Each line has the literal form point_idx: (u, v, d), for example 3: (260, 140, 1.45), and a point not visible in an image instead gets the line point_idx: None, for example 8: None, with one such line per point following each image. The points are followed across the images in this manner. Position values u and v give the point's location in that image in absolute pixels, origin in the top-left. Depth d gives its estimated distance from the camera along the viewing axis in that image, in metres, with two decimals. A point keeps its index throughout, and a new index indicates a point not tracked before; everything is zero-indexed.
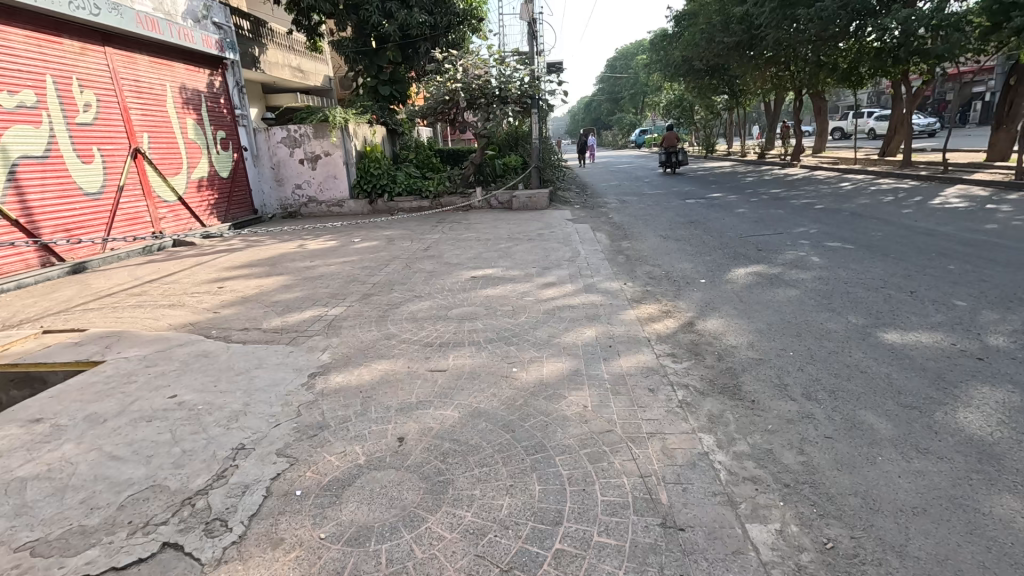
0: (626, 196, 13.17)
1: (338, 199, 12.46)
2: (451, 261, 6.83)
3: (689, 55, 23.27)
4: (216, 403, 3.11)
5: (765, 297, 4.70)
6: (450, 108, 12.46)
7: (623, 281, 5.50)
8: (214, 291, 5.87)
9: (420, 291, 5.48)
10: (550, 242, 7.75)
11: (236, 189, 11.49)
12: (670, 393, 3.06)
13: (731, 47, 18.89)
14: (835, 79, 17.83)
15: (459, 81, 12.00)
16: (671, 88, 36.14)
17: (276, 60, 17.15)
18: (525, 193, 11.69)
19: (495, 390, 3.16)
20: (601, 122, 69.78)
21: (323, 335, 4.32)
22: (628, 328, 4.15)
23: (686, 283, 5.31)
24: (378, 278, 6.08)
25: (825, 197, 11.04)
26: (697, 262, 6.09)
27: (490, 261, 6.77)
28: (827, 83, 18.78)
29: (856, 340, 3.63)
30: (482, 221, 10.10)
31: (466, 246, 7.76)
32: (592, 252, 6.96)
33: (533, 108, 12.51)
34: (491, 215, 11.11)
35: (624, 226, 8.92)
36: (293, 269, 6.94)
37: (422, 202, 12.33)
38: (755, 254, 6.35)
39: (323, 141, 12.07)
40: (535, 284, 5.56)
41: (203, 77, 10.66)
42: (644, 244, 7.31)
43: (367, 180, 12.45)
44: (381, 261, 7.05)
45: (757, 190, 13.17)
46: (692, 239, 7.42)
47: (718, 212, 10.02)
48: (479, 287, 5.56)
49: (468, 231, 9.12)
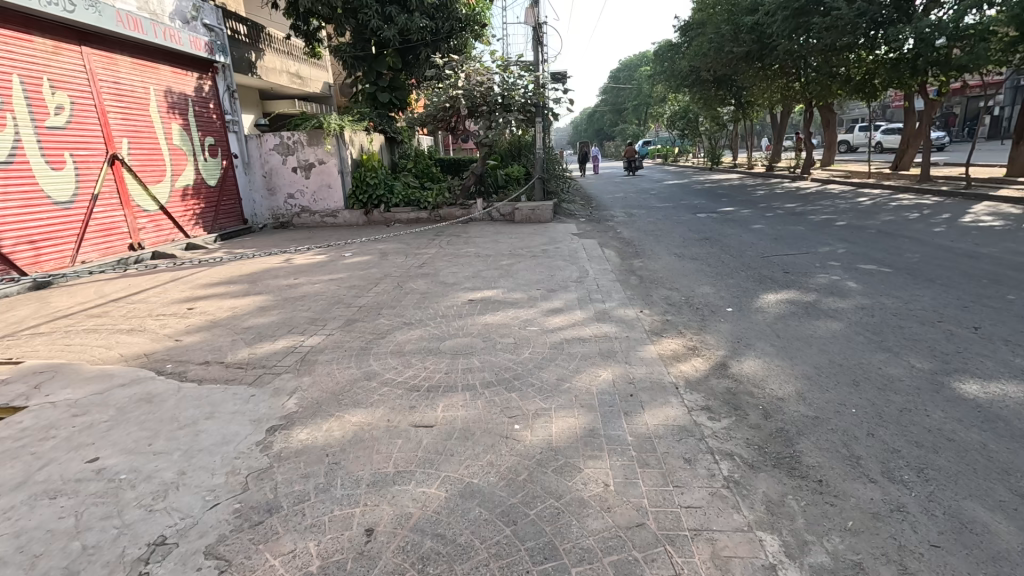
0: (634, 209, 12.60)
1: (332, 209, 11.92)
2: (447, 280, 6.25)
3: (695, 65, 22.84)
4: (145, 471, 2.50)
5: (806, 332, 4.08)
6: (451, 116, 11.94)
7: (639, 309, 4.89)
8: (182, 313, 5.27)
9: (410, 316, 4.89)
10: (555, 260, 7.16)
11: (225, 197, 10.93)
12: (711, 466, 2.44)
13: (740, 57, 18.46)
14: (848, 90, 17.35)
15: (461, 88, 11.50)
16: (676, 100, 35.82)
17: (273, 66, 16.73)
18: (528, 205, 11.14)
19: (492, 459, 2.55)
20: (604, 134, 69.55)
21: (293, 372, 3.71)
22: (649, 370, 3.53)
23: (711, 312, 4.69)
24: (365, 300, 5.49)
25: (844, 213, 10.47)
26: (719, 286, 5.50)
27: (490, 280, 6.18)
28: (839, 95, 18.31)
29: (929, 393, 3.01)
30: (482, 235, 9.53)
31: (464, 263, 7.16)
32: (601, 272, 6.36)
33: (538, 116, 12.00)
34: (492, 227, 10.54)
35: (634, 242, 8.33)
36: (275, 286, 6.36)
37: (420, 214, 11.78)
38: (783, 277, 5.75)
39: (317, 148, 11.55)
40: (539, 309, 4.95)
41: (191, 81, 10.15)
42: (658, 264, 6.71)
43: (362, 189, 11.92)
44: (371, 279, 6.46)
45: (771, 204, 12.60)
46: (711, 258, 6.82)
47: (732, 228, 9.44)
48: (477, 312, 4.96)
49: (467, 246, 8.53)
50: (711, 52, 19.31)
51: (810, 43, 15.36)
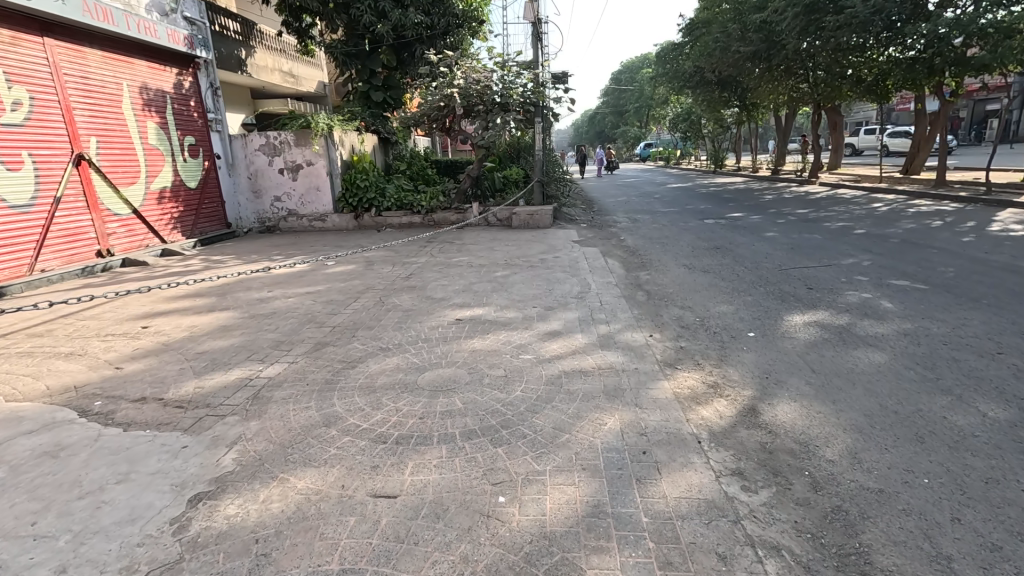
0: (637, 214, 12.03)
1: (320, 213, 11.34)
2: (435, 295, 5.67)
3: (700, 65, 22.29)
4: (15, 568, 1.92)
5: (846, 365, 3.48)
6: (447, 115, 11.40)
7: (648, 332, 4.31)
8: (133, 333, 4.69)
9: (389, 340, 4.30)
10: (554, 272, 6.58)
11: (207, 200, 10.36)
12: (753, 568, 1.86)
13: (747, 56, 17.91)
14: (860, 91, 16.77)
15: (457, 86, 10.95)
16: (679, 101, 35.32)
17: (264, 64, 16.20)
18: (526, 210, 10.56)
19: (468, 553, 1.96)
20: (604, 136, 68.98)
21: (240, 414, 3.12)
22: (665, 417, 2.93)
23: (731, 338, 4.10)
24: (340, 319, 4.91)
25: (861, 220, 9.88)
26: (737, 304, 4.91)
27: (482, 295, 5.60)
28: (849, 96, 17.74)
29: (1016, 455, 2.42)
30: (477, 242, 8.96)
31: (455, 274, 6.59)
32: (605, 287, 5.78)
33: (537, 116, 11.39)
34: (488, 234, 9.97)
35: (640, 251, 7.75)
36: (245, 300, 5.77)
37: (413, 218, 11.22)
38: (807, 294, 5.17)
39: (304, 148, 10.99)
40: (535, 333, 4.37)
41: (170, 77, 9.58)
42: (666, 277, 6.13)
43: (352, 192, 11.34)
44: (352, 292, 5.88)
45: (781, 210, 12.03)
46: (725, 271, 6.23)
47: (743, 236, 8.87)
48: (464, 335, 4.37)
49: (460, 254, 7.95)
50: (717, 52, 18.75)
51: (821, 42, 14.82)
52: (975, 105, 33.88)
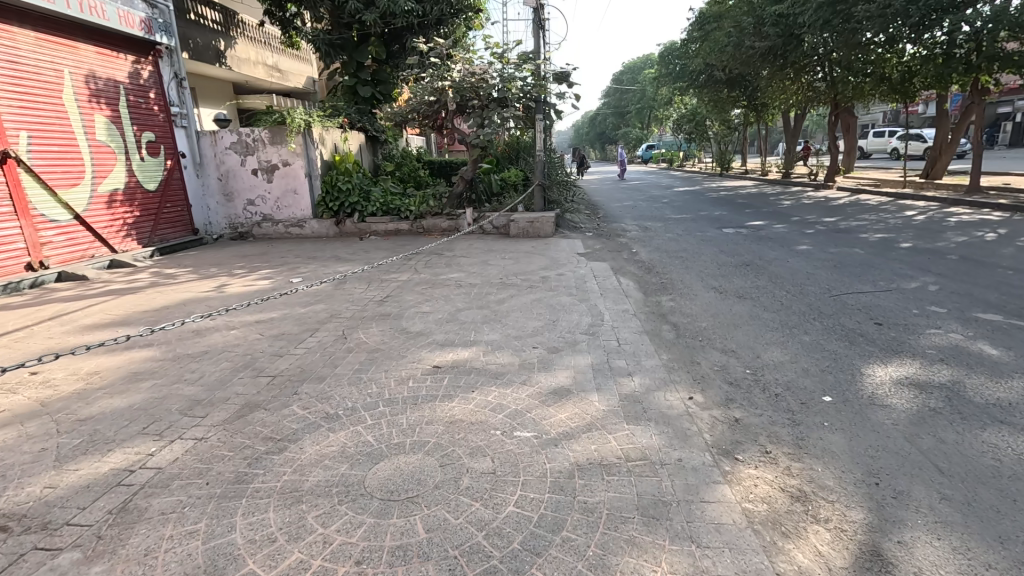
0: (647, 221, 10.96)
1: (297, 218, 10.29)
2: (412, 328, 4.58)
3: (709, 62, 21.22)
4: None
5: (986, 463, 2.40)
6: (439, 110, 10.31)
7: (686, 394, 3.23)
8: (11, 384, 3.59)
9: (340, 402, 3.22)
10: (560, 295, 5.51)
11: (169, 204, 9.29)
12: None
13: (761, 53, 16.81)
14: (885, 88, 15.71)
15: (449, 78, 9.83)
16: (683, 102, 34.32)
17: (246, 56, 15.21)
18: (526, 217, 9.49)
19: None
20: (605, 137, 67.93)
21: (84, 550, 2.04)
22: (741, 571, 1.85)
23: (800, 403, 3.04)
24: (286, 364, 3.82)
25: (900, 231, 8.83)
26: (793, 348, 3.85)
27: (470, 329, 4.52)
28: (871, 95, 16.69)
29: None
30: (470, 255, 7.89)
31: (439, 298, 5.51)
32: (622, 319, 4.70)
33: (538, 113, 10.26)
34: (483, 243, 8.90)
35: (657, 268, 6.67)
36: (179, 332, 4.68)
37: (400, 224, 10.16)
38: (878, 333, 4.11)
39: (279, 147, 9.94)
40: (537, 392, 3.28)
41: (124, 65, 8.50)
42: (694, 304, 5.06)
43: (333, 195, 10.27)
44: (314, 322, 4.80)
45: (805, 218, 10.97)
46: (766, 298, 5.15)
47: (773, 249, 7.79)
48: (441, 394, 3.29)
49: (448, 270, 6.88)
50: (730, 48, 17.69)
51: (845, 36, 13.78)
52: (987, 108, 32.94)
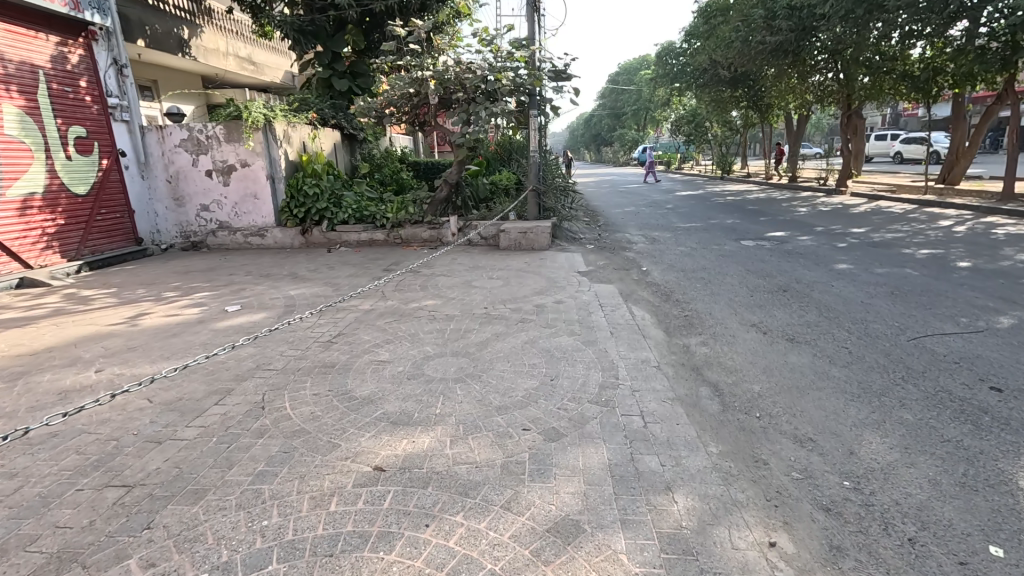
0: (654, 231, 9.78)
1: (258, 226, 9.05)
2: (359, 390, 3.36)
3: (713, 60, 20.10)
4: None
5: None
6: (419, 103, 9.09)
7: (762, 536, 2.04)
8: None
9: (210, 552, 2.00)
10: (559, 336, 4.31)
11: (104, 210, 8.05)
12: None
13: (770, 49, 15.77)
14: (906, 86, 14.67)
15: (430, 67, 8.60)
16: (682, 103, 33.39)
17: (214, 46, 13.98)
18: (518, 226, 8.30)
19: None
20: (600, 139, 66.90)
21: None
22: None
23: (958, 566, 1.85)
24: (157, 462, 2.59)
25: (947, 247, 7.70)
26: (899, 437, 2.67)
27: (437, 393, 3.30)
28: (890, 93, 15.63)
29: None
30: (452, 274, 6.67)
31: (404, 339, 4.29)
32: (642, 376, 3.51)
33: (532, 108, 9.06)
34: (468, 258, 7.70)
35: (677, 295, 5.48)
36: (41, 393, 3.43)
37: (375, 233, 8.95)
38: (1011, 408, 2.91)
39: (236, 145, 8.71)
40: (526, 531, 2.08)
41: (44, 47, 7.27)
42: (735, 352, 3.88)
43: (298, 200, 9.01)
44: (230, 379, 3.57)
45: (830, 228, 9.87)
46: (827, 343, 3.97)
47: (808, 268, 6.62)
48: (375, 535, 2.08)
49: (423, 296, 5.66)
50: (738, 43, 16.52)
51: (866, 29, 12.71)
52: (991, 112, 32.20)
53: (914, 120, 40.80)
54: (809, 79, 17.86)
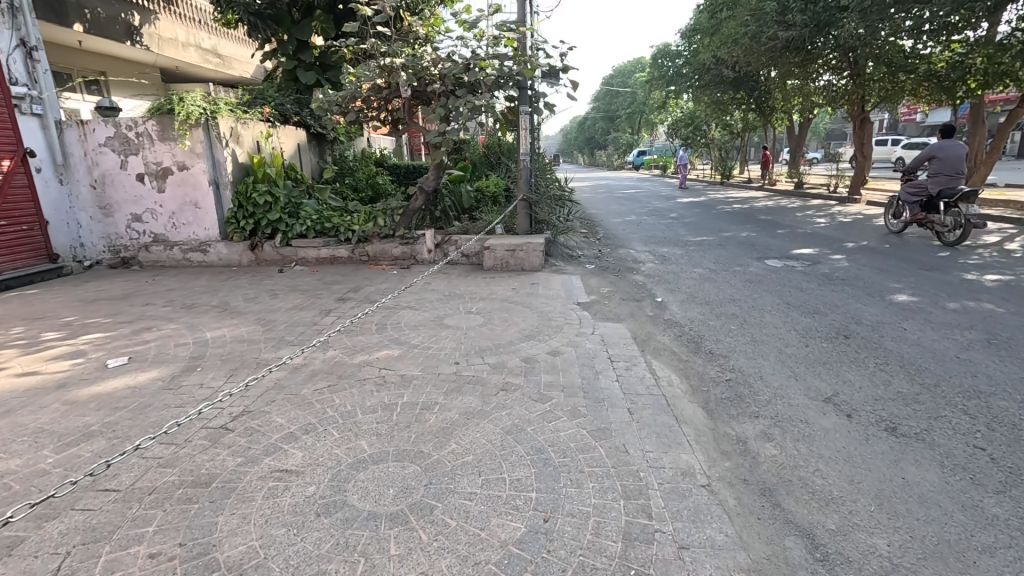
0: (663, 247, 8.56)
1: (199, 239, 7.70)
2: (228, 548, 2.04)
3: (718, 57, 18.99)
4: None
5: None
6: (390, 97, 7.75)
7: None
8: None
9: None
10: (555, 422, 3.00)
11: (4, 222, 6.67)
12: None
13: (782, 45, 14.66)
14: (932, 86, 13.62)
15: (403, 55, 7.26)
16: (679, 106, 32.36)
17: (171, 35, 12.59)
18: (506, 243, 7.02)
19: None
20: (594, 143, 65.92)
21: None
22: None
23: None
24: None
25: (1012, 269, 6.53)
26: None
27: (356, 557, 1.99)
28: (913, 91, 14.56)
29: None
30: (421, 307, 5.36)
31: (335, 424, 2.99)
32: (687, 515, 2.21)
33: (522, 104, 7.74)
34: (446, 282, 6.40)
35: (708, 344, 4.19)
36: None
37: (337, 250, 7.66)
38: None
39: (173, 145, 7.37)
40: None
41: None
42: (820, 457, 2.60)
43: (246, 210, 7.66)
44: (30, 520, 2.23)
45: (862, 244, 8.70)
46: (954, 442, 2.69)
47: (860, 300, 5.38)
48: None
49: (378, 342, 4.34)
50: (746, 39, 15.36)
51: None
52: None
53: (913, 125, 40.17)
54: (819, 81, 16.77)
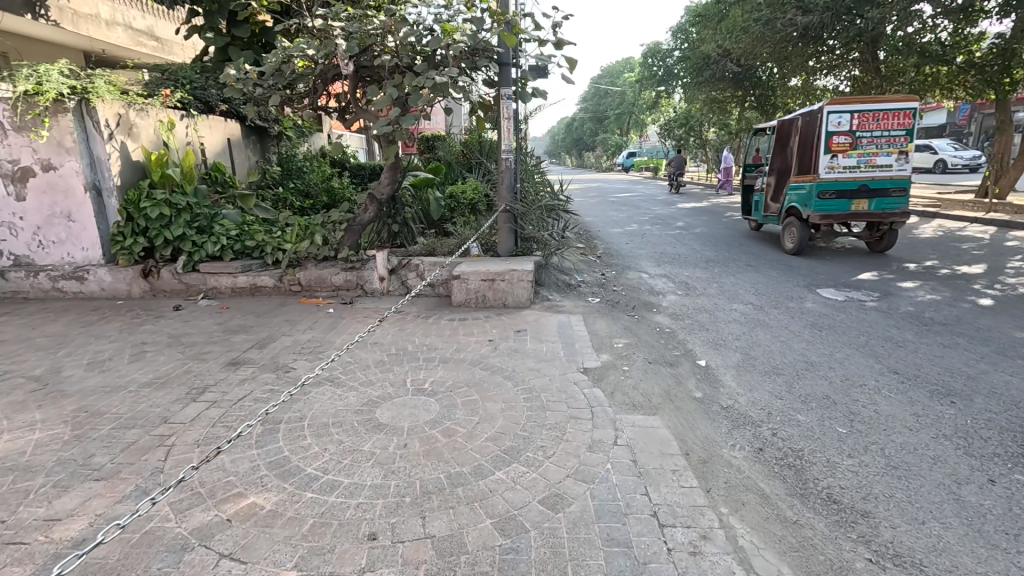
0: (680, 270, 6.83)
1: (76, 263, 5.81)
2: None
3: (721, 48, 17.30)
4: None
5: None
6: (328, 76, 5.83)
7: None
8: None
9: None
10: None
11: None
12: None
13: (798, 32, 13.04)
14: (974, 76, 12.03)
15: (346, 17, 5.37)
16: (671, 106, 30.76)
17: (88, 10, 10.52)
18: (483, 270, 5.21)
19: None
20: (581, 144, 64.28)
21: None
22: None
23: None
24: None
25: None
26: None
27: None
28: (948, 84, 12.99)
29: None
30: (345, 383, 3.51)
31: None
32: None
33: (502, 85, 5.86)
34: (396, 329, 4.60)
35: (820, 477, 2.43)
36: None
37: (260, 277, 5.80)
38: None
39: (33, 138, 5.45)
40: None
41: None
42: None
43: (137, 224, 5.75)
44: None
45: (924, 264, 7.06)
46: None
47: (998, 364, 3.67)
48: None
49: (248, 470, 2.52)
50: (757, 26, 13.71)
51: None
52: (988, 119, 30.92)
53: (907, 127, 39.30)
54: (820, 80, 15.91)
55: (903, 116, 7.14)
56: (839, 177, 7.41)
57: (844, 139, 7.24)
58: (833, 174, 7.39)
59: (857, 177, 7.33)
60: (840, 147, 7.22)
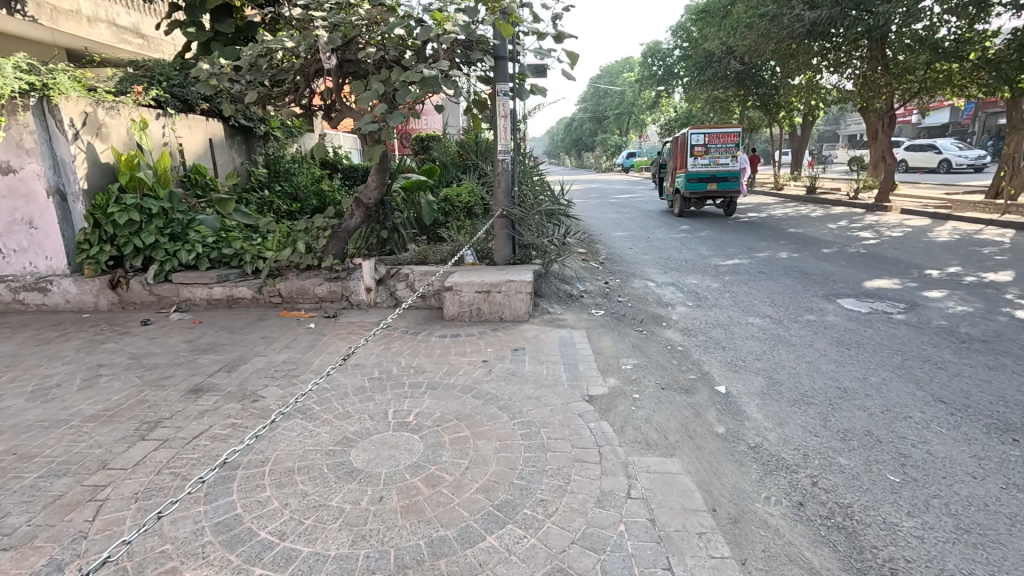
0: (689, 278, 6.41)
1: (39, 273, 5.40)
2: None
3: (725, 45, 16.87)
4: None
5: None
6: (310, 72, 5.41)
7: None
8: None
9: None
10: None
11: None
12: None
13: (806, 28, 12.62)
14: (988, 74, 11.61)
15: (329, 7, 4.96)
16: (672, 106, 30.33)
17: (68, 5, 10.05)
18: (477, 281, 4.78)
19: None
20: (580, 144, 63.82)
21: None
22: None
23: None
24: None
25: None
26: None
27: None
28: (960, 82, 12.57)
29: None
30: (318, 416, 3.09)
31: None
32: None
33: (498, 81, 5.45)
34: (381, 348, 4.18)
35: (878, 547, 2.01)
36: None
37: (238, 288, 5.38)
38: None
39: None
40: None
41: None
42: None
43: (104, 231, 5.33)
44: None
45: (947, 270, 6.65)
46: None
47: None
48: None
49: (190, 536, 2.10)
50: (763, 23, 13.28)
51: None
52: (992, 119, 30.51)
53: (908, 125, 38.91)
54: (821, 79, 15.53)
55: (732, 135, 12.46)
56: (699, 171, 12.50)
57: (701, 148, 12.42)
58: (696, 169, 12.46)
59: (709, 170, 12.33)
60: (698, 153, 12.41)
